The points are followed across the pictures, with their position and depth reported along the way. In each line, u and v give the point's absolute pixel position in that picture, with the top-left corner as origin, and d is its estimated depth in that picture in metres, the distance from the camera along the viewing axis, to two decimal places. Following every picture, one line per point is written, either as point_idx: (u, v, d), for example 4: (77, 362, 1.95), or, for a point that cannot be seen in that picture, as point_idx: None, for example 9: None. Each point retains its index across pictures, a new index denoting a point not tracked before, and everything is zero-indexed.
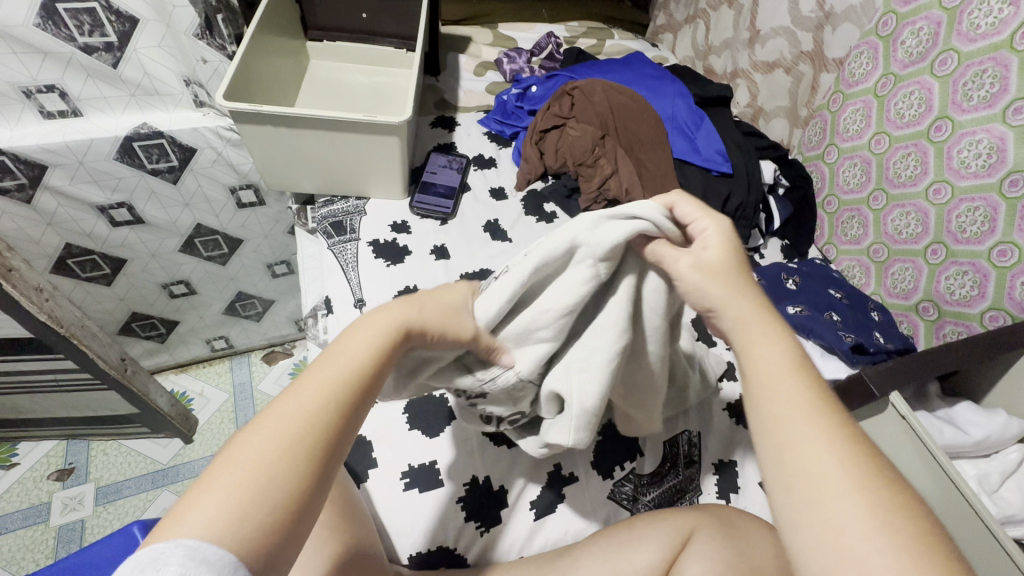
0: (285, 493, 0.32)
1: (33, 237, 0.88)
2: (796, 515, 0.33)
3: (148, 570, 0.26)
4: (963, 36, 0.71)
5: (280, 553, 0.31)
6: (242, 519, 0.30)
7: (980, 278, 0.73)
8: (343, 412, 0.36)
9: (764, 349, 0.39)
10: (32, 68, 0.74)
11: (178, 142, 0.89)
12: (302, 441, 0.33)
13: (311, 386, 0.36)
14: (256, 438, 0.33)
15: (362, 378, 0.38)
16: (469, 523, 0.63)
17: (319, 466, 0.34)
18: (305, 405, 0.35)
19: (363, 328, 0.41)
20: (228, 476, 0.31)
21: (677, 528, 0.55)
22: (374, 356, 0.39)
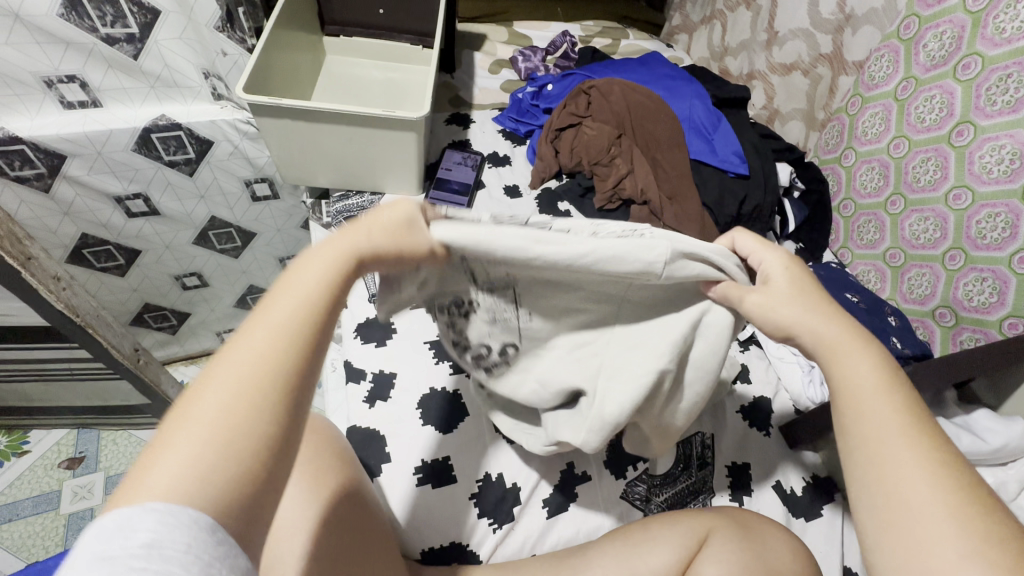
0: (254, 444, 0.26)
1: (50, 227, 0.88)
2: (883, 537, 0.34)
3: (114, 543, 0.22)
4: (988, 40, 0.70)
5: (260, 513, 0.26)
6: (209, 479, 0.24)
7: (1000, 285, 0.72)
8: (310, 346, 0.30)
9: (854, 364, 0.39)
10: (54, 58, 0.75)
11: (195, 134, 0.90)
12: (266, 386, 0.27)
13: (257, 330, 0.29)
14: (209, 386, 0.27)
15: (326, 307, 0.31)
16: (483, 520, 0.63)
17: (292, 410, 0.28)
18: (262, 345, 0.28)
19: (319, 252, 0.33)
20: (179, 444, 0.25)
21: (693, 530, 0.55)
22: (336, 283, 0.32)
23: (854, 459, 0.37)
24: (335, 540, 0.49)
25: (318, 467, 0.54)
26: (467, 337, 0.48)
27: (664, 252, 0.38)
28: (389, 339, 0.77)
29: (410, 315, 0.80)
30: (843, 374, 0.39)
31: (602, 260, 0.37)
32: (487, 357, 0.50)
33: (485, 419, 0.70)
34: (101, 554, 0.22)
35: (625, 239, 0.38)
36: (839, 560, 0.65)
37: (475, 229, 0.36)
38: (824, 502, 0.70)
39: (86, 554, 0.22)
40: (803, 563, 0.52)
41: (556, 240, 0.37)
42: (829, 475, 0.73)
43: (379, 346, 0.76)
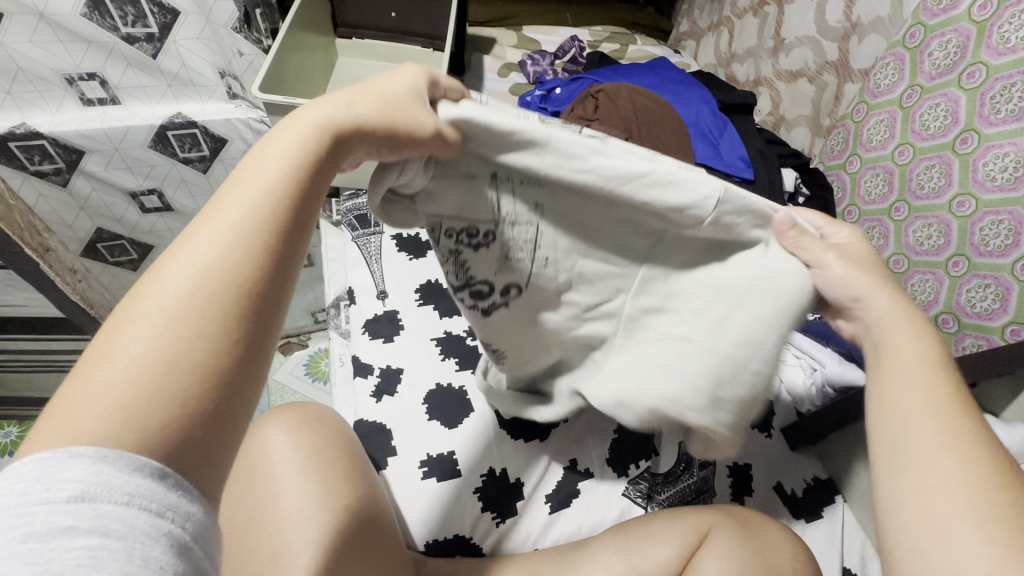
0: (192, 373, 0.25)
1: (67, 222, 0.90)
2: (894, 499, 0.35)
3: (37, 489, 0.21)
4: (993, 49, 0.71)
5: (216, 439, 0.25)
6: (146, 410, 0.24)
7: (1002, 292, 0.72)
8: (255, 262, 0.28)
9: (903, 341, 0.39)
10: (75, 56, 0.77)
11: (210, 132, 0.92)
12: (204, 310, 0.26)
13: (204, 244, 0.27)
14: (139, 313, 0.25)
15: (273, 217, 0.29)
16: (485, 514, 0.64)
17: (240, 331, 0.27)
18: (199, 264, 0.27)
19: (266, 156, 0.31)
20: (112, 369, 0.24)
21: (693, 527, 0.55)
22: (285, 189, 0.30)
23: (881, 434, 0.38)
24: (343, 536, 0.51)
25: (324, 462, 0.55)
26: (473, 269, 0.45)
27: (717, 190, 0.37)
28: (397, 335, 0.78)
29: (417, 312, 0.81)
30: (887, 354, 0.40)
31: (655, 181, 0.36)
32: (488, 295, 0.47)
33: (490, 416, 0.71)
34: (20, 500, 0.21)
35: (682, 170, 0.37)
36: (839, 561, 0.65)
37: (537, 129, 0.35)
38: (824, 505, 0.70)
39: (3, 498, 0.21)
40: (802, 562, 0.53)
41: (619, 163, 0.36)
42: (829, 478, 0.73)
43: (386, 342, 0.78)
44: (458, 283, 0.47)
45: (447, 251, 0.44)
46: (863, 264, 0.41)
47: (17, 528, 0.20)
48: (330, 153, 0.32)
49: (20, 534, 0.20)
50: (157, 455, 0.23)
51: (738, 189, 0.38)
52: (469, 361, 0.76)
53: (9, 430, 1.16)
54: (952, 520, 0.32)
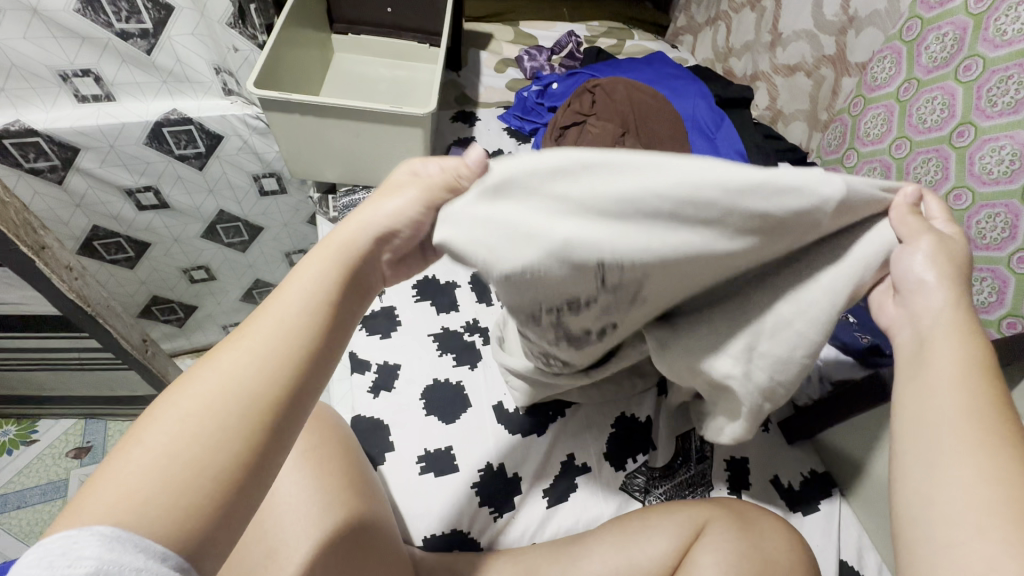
0: (208, 468, 0.29)
1: (62, 219, 0.91)
2: (913, 503, 0.35)
3: (59, 565, 0.24)
4: (989, 42, 0.71)
5: (215, 534, 0.29)
6: (150, 497, 0.27)
7: (999, 285, 0.72)
8: (271, 372, 0.32)
9: (940, 350, 0.39)
10: (70, 52, 0.76)
11: (205, 128, 0.91)
12: (222, 415, 0.30)
13: (225, 358, 0.32)
14: (166, 414, 0.30)
15: (290, 335, 0.34)
16: (484, 508, 0.64)
17: (247, 433, 0.30)
18: (224, 374, 0.31)
19: (290, 283, 0.37)
20: (132, 463, 0.28)
21: (691, 519, 0.56)
22: (300, 310, 0.35)
23: (909, 437, 0.38)
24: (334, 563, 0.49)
25: (322, 457, 0.56)
26: (573, 325, 0.43)
27: (839, 189, 0.34)
28: (395, 331, 0.78)
29: (414, 308, 0.81)
30: (926, 360, 0.39)
31: (776, 189, 0.31)
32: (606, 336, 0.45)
33: (489, 411, 0.71)
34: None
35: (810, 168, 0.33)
36: (836, 552, 0.66)
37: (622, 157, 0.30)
38: (820, 497, 0.71)
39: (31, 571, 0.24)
40: (799, 555, 0.53)
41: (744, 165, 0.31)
42: (826, 471, 0.73)
43: (383, 338, 0.77)
44: (557, 337, 0.45)
45: (546, 318, 0.42)
46: (934, 246, 0.39)
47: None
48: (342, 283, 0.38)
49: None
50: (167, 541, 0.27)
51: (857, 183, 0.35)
52: (466, 356, 0.77)
53: (8, 429, 1.16)
54: (964, 526, 0.32)
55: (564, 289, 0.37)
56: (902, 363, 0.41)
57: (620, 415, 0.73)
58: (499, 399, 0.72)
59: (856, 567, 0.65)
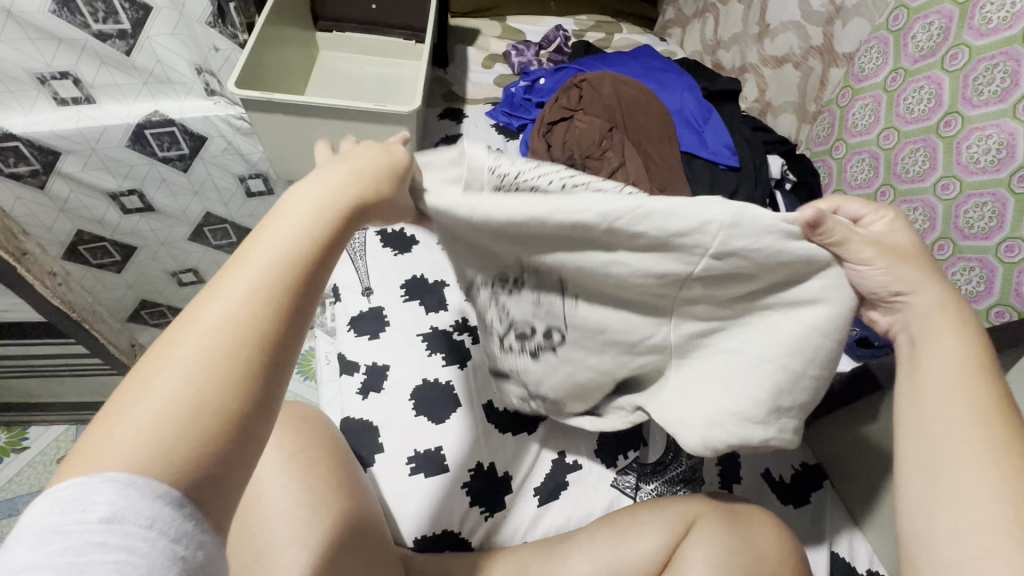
0: (220, 414, 0.27)
1: (46, 224, 0.89)
2: (933, 511, 0.39)
3: (72, 512, 0.22)
4: (975, 30, 0.71)
5: (236, 473, 0.27)
6: (172, 446, 0.25)
7: (987, 274, 0.72)
8: (279, 318, 0.30)
9: (939, 351, 0.42)
10: (47, 54, 0.75)
11: (188, 130, 0.90)
12: (229, 360, 0.28)
13: (227, 298, 0.29)
14: (170, 361, 0.27)
15: (297, 271, 0.31)
16: (474, 508, 0.64)
17: (265, 377, 0.29)
18: (230, 314, 0.29)
19: (290, 212, 0.33)
20: (145, 412, 0.26)
21: (680, 515, 0.55)
22: (303, 249, 0.32)
23: (916, 441, 0.42)
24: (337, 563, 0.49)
25: (308, 460, 0.55)
26: (512, 313, 0.51)
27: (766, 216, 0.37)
28: (383, 331, 0.78)
29: (402, 307, 0.81)
30: (924, 364, 0.43)
31: (651, 213, 0.37)
32: (519, 294, 0.49)
33: (478, 410, 0.71)
34: (56, 522, 0.22)
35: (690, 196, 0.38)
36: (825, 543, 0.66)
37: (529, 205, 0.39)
38: (811, 490, 0.71)
39: (37, 524, 0.22)
40: (788, 549, 0.53)
41: (603, 198, 0.38)
42: (818, 463, 0.73)
43: (372, 339, 0.77)
44: (503, 327, 0.54)
45: (487, 296, 0.52)
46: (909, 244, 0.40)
47: (53, 549, 0.21)
48: (345, 219, 0.35)
49: (58, 549, 0.22)
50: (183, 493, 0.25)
51: (752, 211, 0.37)
52: (455, 355, 0.76)
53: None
54: (978, 536, 0.36)
55: (493, 259, 0.47)
56: (900, 358, 0.45)
57: None
58: (489, 398, 0.72)
59: (847, 558, 0.66)
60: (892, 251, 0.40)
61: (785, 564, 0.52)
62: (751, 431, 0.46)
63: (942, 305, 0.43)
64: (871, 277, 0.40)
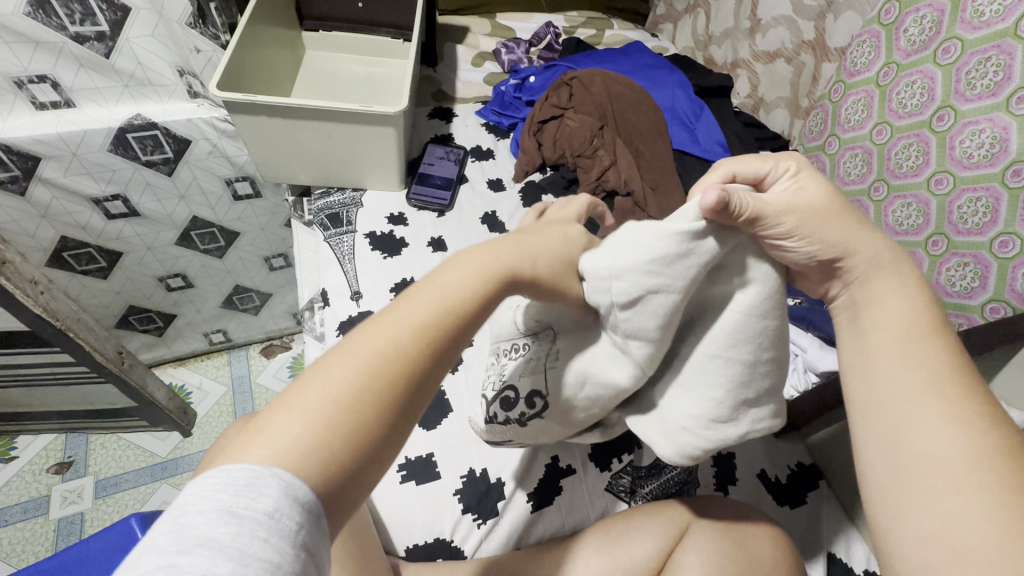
0: (371, 430, 0.29)
1: (28, 230, 0.88)
2: (899, 499, 0.34)
3: (244, 496, 0.25)
4: (967, 24, 0.70)
5: (360, 485, 0.30)
6: (329, 453, 0.28)
7: (981, 270, 0.71)
8: (437, 358, 0.33)
9: (885, 311, 0.39)
10: (23, 57, 0.73)
11: (171, 132, 0.88)
12: (389, 389, 0.30)
13: (404, 323, 0.32)
14: (345, 369, 0.30)
15: (456, 317, 0.34)
16: (467, 515, 0.63)
17: (408, 405, 0.31)
18: (403, 341, 0.32)
19: (460, 266, 0.37)
20: (316, 412, 0.29)
21: (676, 520, 0.55)
22: (471, 299, 0.35)
23: (873, 425, 0.37)
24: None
25: None
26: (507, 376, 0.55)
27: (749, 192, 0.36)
28: None
29: None
30: (871, 327, 0.39)
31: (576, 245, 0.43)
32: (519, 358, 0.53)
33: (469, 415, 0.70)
34: (231, 504, 0.25)
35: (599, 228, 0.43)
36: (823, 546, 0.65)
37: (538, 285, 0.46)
38: (807, 490, 0.70)
39: (211, 497, 0.25)
40: (783, 553, 0.52)
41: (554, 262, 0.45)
42: (813, 463, 0.73)
43: None
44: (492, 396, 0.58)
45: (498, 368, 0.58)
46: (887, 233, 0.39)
47: (226, 531, 0.24)
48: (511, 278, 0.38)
49: (228, 532, 0.24)
50: (321, 492, 0.27)
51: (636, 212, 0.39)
52: None
53: None
54: (957, 523, 0.31)
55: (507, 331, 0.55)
56: (845, 321, 0.41)
57: None
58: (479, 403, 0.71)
59: (844, 559, 0.65)
60: (816, 217, 0.38)
61: (781, 568, 0.51)
62: (731, 434, 0.44)
63: (879, 262, 0.39)
64: (795, 250, 0.38)
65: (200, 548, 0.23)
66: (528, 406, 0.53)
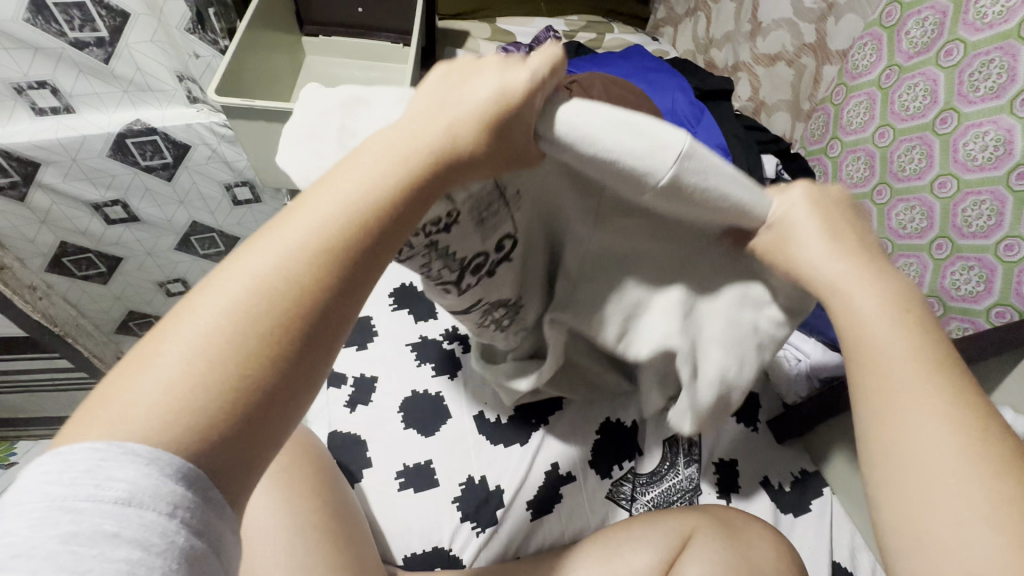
0: (242, 378, 0.26)
1: (27, 237, 0.87)
2: (892, 503, 0.34)
3: (89, 481, 0.22)
4: (970, 25, 0.69)
5: (251, 432, 0.26)
6: (192, 408, 0.25)
7: (986, 273, 0.70)
8: (316, 278, 0.28)
9: (861, 307, 0.37)
10: (23, 64, 0.73)
11: (171, 138, 0.89)
12: (253, 327, 0.27)
13: (269, 251, 0.28)
14: (200, 313, 0.27)
15: (342, 235, 0.29)
16: (465, 524, 0.62)
17: (290, 337, 0.27)
18: (269, 270, 0.28)
19: (341, 170, 0.31)
20: (172, 361, 0.25)
21: (677, 529, 0.54)
22: (354, 206, 0.30)
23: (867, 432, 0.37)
24: None
25: (291, 478, 0.53)
26: (462, 247, 0.41)
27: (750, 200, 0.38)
28: (372, 343, 0.75)
29: (391, 317, 0.78)
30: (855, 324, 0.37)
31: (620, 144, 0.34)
32: (457, 228, 0.39)
33: (469, 421, 0.69)
34: (66, 494, 0.22)
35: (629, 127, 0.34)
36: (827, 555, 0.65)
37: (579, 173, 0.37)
38: (811, 498, 0.70)
39: (42, 492, 0.22)
40: (786, 564, 0.51)
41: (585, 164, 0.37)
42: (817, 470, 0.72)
43: (361, 349, 0.74)
44: (453, 273, 0.43)
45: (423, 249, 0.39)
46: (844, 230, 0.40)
47: (65, 525, 0.21)
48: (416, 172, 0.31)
49: (63, 533, 0.21)
50: (195, 448, 0.24)
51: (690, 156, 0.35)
52: (446, 365, 0.74)
53: None
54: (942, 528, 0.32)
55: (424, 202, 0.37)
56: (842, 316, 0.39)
57: (606, 420, 0.70)
58: (479, 409, 0.70)
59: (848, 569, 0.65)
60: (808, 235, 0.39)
61: None
62: None
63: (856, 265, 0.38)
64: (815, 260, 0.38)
65: (22, 560, 0.20)
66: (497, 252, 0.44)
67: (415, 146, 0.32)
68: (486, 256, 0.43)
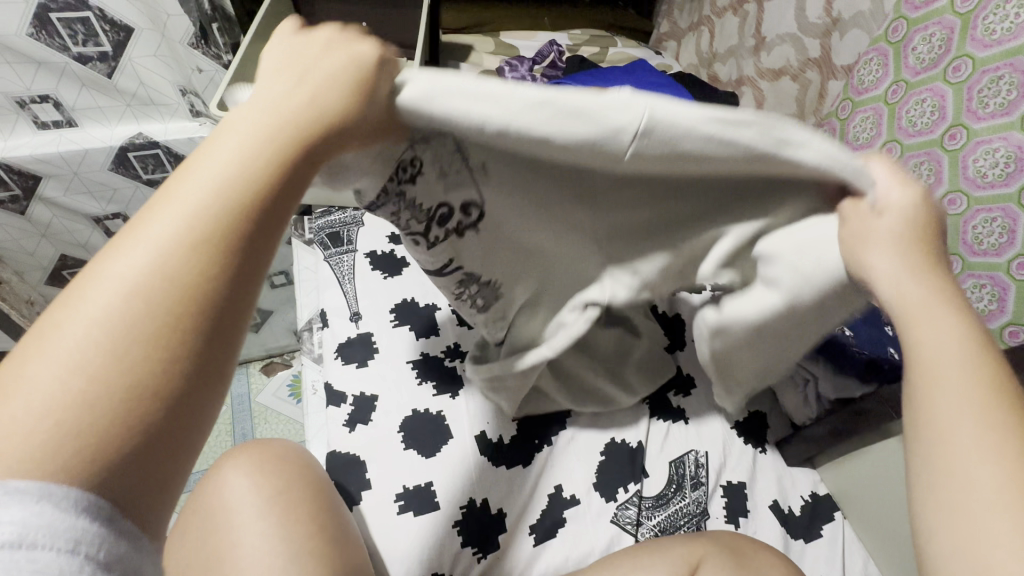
0: (126, 392, 0.22)
1: (27, 249, 0.87)
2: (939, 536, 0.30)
3: None
4: (978, 41, 0.69)
5: (158, 448, 0.23)
6: (71, 437, 0.21)
7: (999, 292, 0.69)
8: (209, 266, 0.24)
9: (933, 328, 0.33)
10: (26, 78, 0.73)
11: (173, 151, 0.88)
12: (139, 334, 0.23)
13: (142, 247, 0.24)
14: (65, 330, 0.23)
15: (231, 216, 0.25)
16: (466, 549, 0.61)
17: (186, 337, 0.24)
18: (149, 268, 0.24)
19: (211, 152, 0.27)
20: (33, 392, 0.21)
21: (685, 556, 0.52)
22: (239, 184, 0.26)
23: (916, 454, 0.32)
24: None
25: (289, 502, 0.52)
26: (423, 201, 0.38)
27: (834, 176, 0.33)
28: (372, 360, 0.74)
29: (392, 334, 0.77)
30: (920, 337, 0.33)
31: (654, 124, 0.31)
32: (421, 181, 0.37)
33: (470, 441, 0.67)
34: None
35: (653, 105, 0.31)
36: None
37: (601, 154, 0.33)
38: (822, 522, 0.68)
39: None
40: None
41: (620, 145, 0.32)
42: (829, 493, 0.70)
43: (361, 367, 0.73)
44: (419, 227, 0.40)
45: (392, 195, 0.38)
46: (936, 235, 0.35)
47: None
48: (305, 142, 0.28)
49: None
50: (82, 481, 0.21)
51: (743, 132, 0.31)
52: (447, 383, 0.72)
53: None
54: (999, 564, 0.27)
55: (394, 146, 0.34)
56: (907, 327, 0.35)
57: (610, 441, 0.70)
58: (480, 429, 0.68)
59: None
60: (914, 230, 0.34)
61: None
62: None
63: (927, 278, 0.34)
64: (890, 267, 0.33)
65: None
66: (464, 215, 0.41)
67: (287, 111, 0.28)
68: (450, 211, 0.40)
